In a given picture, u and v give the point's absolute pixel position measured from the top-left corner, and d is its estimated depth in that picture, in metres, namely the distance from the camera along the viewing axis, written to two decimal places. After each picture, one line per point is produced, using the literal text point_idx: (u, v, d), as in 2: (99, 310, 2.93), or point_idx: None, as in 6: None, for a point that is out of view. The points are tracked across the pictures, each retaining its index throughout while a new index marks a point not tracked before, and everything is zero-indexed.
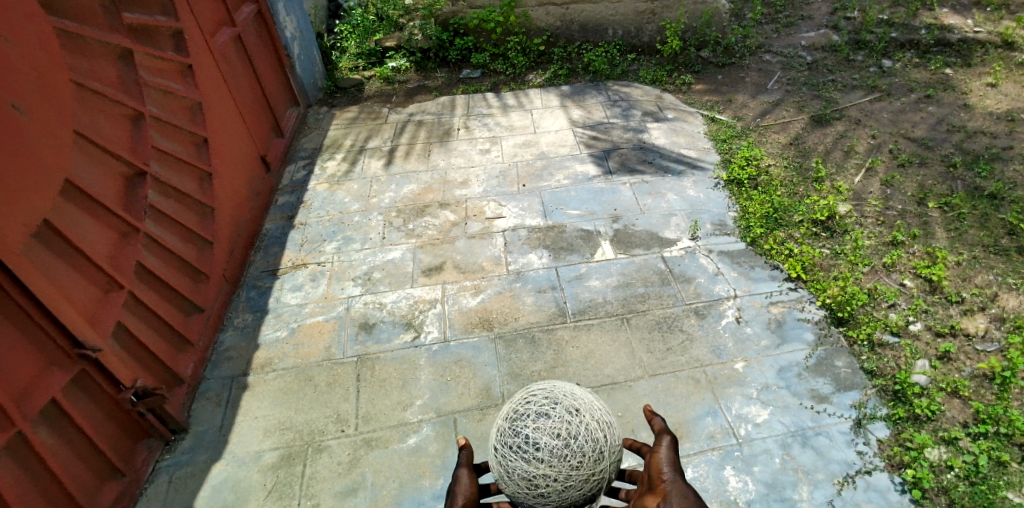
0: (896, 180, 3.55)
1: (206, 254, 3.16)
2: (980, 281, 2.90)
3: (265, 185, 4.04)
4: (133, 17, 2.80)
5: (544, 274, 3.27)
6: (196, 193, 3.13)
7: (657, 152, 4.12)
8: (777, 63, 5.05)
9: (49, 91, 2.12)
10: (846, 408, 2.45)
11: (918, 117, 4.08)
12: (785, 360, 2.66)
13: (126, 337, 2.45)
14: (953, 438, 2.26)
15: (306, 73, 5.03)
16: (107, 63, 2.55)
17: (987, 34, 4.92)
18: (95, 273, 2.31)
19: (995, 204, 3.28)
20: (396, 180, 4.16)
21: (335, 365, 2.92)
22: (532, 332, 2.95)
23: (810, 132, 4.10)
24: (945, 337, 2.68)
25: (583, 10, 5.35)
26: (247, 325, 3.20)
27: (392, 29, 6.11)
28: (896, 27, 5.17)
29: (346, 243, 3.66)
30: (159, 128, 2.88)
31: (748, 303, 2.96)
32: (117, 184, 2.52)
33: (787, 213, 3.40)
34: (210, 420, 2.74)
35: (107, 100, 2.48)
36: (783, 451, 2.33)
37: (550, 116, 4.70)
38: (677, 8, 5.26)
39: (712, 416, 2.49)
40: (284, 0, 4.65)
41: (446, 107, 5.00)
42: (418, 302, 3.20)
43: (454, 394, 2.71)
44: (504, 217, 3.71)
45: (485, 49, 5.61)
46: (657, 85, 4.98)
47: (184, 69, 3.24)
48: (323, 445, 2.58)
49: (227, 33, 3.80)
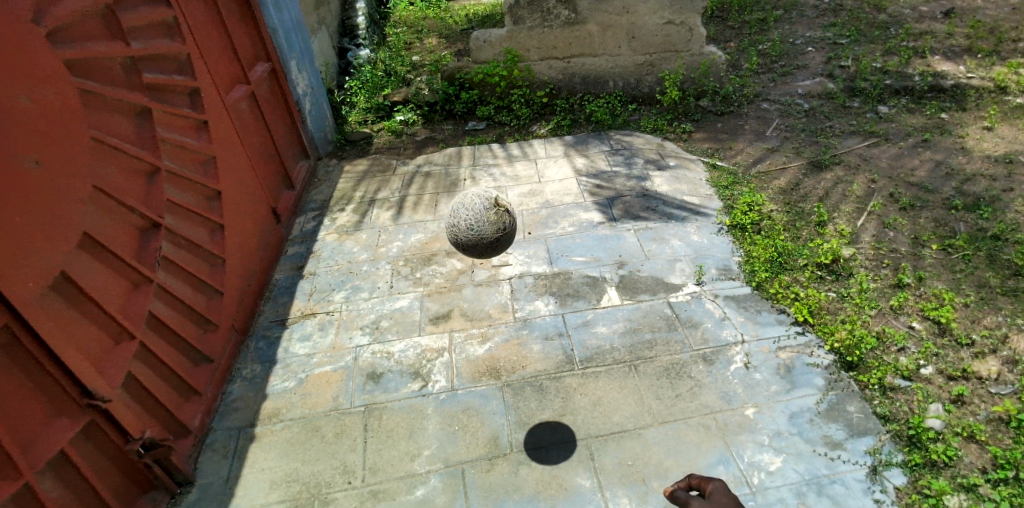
0: (898, 222, 3.59)
1: (214, 303, 3.21)
2: (990, 322, 2.88)
3: (274, 235, 4.13)
4: (151, 77, 2.97)
5: (550, 321, 3.29)
6: (206, 242, 3.22)
7: (660, 199, 4.20)
8: (775, 110, 5.20)
9: (70, 146, 2.24)
10: (860, 455, 2.39)
11: (917, 161, 4.16)
12: (796, 406, 2.63)
13: (133, 385, 2.47)
14: (972, 485, 2.20)
15: (316, 127, 5.23)
16: (125, 120, 2.69)
17: (980, 79, 5.06)
18: (105, 322, 2.36)
19: (999, 245, 3.30)
20: (404, 229, 4.26)
21: (343, 415, 2.92)
22: (540, 380, 2.94)
23: (809, 177, 4.19)
24: (957, 381, 2.65)
25: (584, 63, 5.57)
26: (255, 376, 3.22)
27: (400, 85, 6.36)
28: (890, 74, 5.34)
29: (355, 292, 3.72)
30: (173, 181, 3.00)
31: (756, 347, 2.95)
32: (131, 235, 2.61)
33: (791, 257, 3.43)
34: (216, 472, 2.72)
35: (124, 154, 2.60)
36: (798, 500, 2.27)
37: (554, 166, 4.83)
38: (674, 60, 5.48)
39: (723, 464, 2.44)
40: (296, 60, 4.91)
41: (454, 158, 5.16)
42: (426, 350, 3.21)
43: (461, 444, 2.69)
44: (510, 264, 3.77)
45: (491, 103, 5.84)
46: (658, 134, 5.13)
47: (199, 125, 3.39)
48: (329, 497, 2.54)
49: (241, 90, 3.99)
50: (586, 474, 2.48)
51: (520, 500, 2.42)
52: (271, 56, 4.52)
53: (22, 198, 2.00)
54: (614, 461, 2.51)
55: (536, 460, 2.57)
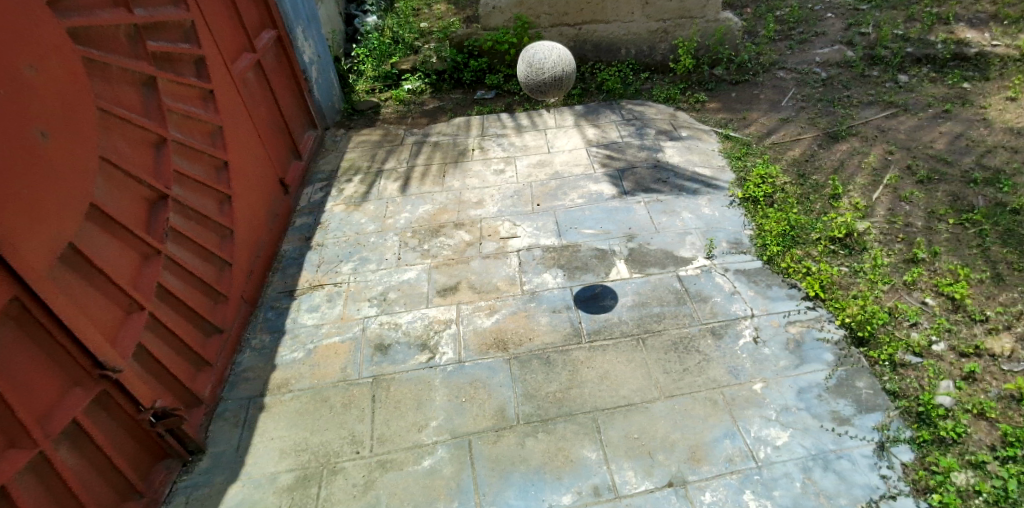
0: (915, 196, 3.51)
1: (224, 274, 3.23)
2: (1005, 299, 2.83)
3: (283, 206, 4.12)
4: (156, 46, 2.91)
5: (558, 294, 3.27)
6: (215, 214, 3.21)
7: (671, 171, 4.13)
8: (791, 79, 5.06)
9: (73, 117, 2.20)
10: (868, 431, 2.39)
11: (937, 132, 4.04)
12: (805, 381, 2.62)
13: (146, 357, 2.50)
14: (980, 462, 2.20)
15: (323, 96, 5.15)
16: (131, 90, 2.65)
17: (1005, 48, 4.87)
18: (117, 294, 2.37)
19: (1019, 219, 3.22)
20: (412, 201, 4.22)
21: (351, 386, 2.95)
22: (548, 353, 2.95)
23: (825, 148, 4.08)
24: (970, 358, 2.62)
25: (595, 31, 5.41)
26: (264, 346, 3.25)
27: (408, 53, 6.23)
28: (912, 42, 5.15)
29: (363, 264, 3.71)
30: (180, 152, 2.97)
31: (765, 322, 2.93)
32: (139, 207, 2.59)
33: (804, 231, 3.38)
34: (228, 441, 2.77)
35: (130, 125, 2.56)
36: (804, 475, 2.28)
37: (564, 136, 4.75)
38: (689, 27, 5.30)
39: (730, 438, 2.45)
40: (302, 27, 4.79)
41: (461, 128, 5.08)
42: (433, 322, 3.22)
43: (469, 415, 2.71)
44: (518, 236, 3.73)
45: (499, 71, 5.71)
46: (670, 104, 5.01)
47: (205, 95, 3.34)
48: (338, 467, 2.59)
49: (247, 58, 3.92)
50: (592, 446, 2.50)
51: (526, 471, 2.46)
52: (277, 22, 4.42)
53: (24, 170, 1.96)
54: (620, 434, 2.53)
55: (543, 432, 2.59)
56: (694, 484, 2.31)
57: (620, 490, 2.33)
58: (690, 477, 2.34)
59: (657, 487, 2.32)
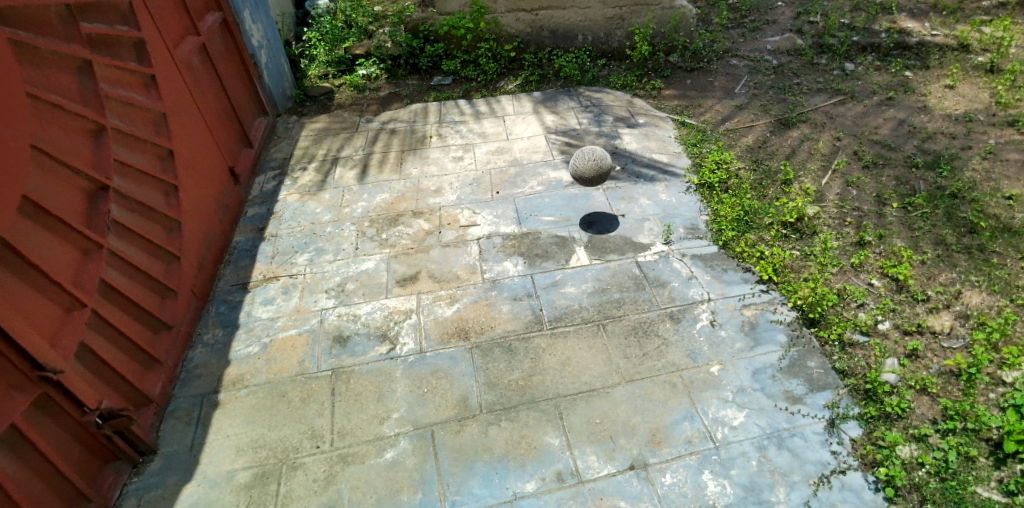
0: (861, 181, 3.64)
1: (173, 269, 3.05)
2: (944, 279, 2.97)
3: (234, 196, 3.93)
4: (92, 27, 2.69)
5: (519, 282, 3.25)
6: (162, 206, 3.02)
7: (629, 157, 4.15)
8: (744, 67, 5.15)
9: (10, 103, 2.05)
10: (819, 409, 2.48)
11: (881, 119, 4.19)
12: (759, 362, 2.69)
13: (91, 358, 2.34)
14: (923, 435, 2.30)
15: (274, 82, 4.92)
16: (66, 74, 2.45)
17: (943, 37, 5.09)
18: (56, 293, 2.20)
19: (957, 203, 3.38)
20: (368, 189, 4.10)
21: (309, 380, 2.85)
22: (508, 341, 2.92)
23: (777, 135, 4.18)
24: (912, 336, 2.74)
25: (553, 16, 5.37)
26: (216, 341, 3.10)
27: (362, 37, 6.03)
28: (857, 31, 5.32)
29: (318, 254, 3.59)
30: (121, 140, 2.77)
31: (721, 306, 2.99)
32: (78, 199, 2.41)
33: (757, 215, 3.45)
34: (180, 440, 2.64)
35: (66, 112, 2.37)
36: (760, 454, 2.34)
37: (523, 122, 4.70)
38: (645, 14, 5.32)
39: (689, 420, 2.49)
40: (250, 9, 4.55)
41: (419, 115, 4.96)
42: (392, 313, 3.14)
43: (430, 407, 2.66)
44: (478, 225, 3.68)
45: (457, 56, 5.60)
46: (628, 90, 5.03)
47: (147, 80, 3.13)
48: (297, 463, 2.50)
49: (192, 42, 3.70)
50: (555, 433, 2.50)
51: (490, 460, 2.43)
52: (223, 4, 4.18)
53: None
54: (582, 420, 2.54)
55: (505, 421, 2.57)
56: (655, 466, 2.35)
57: (583, 475, 2.34)
58: (652, 459, 2.37)
59: (620, 471, 2.34)
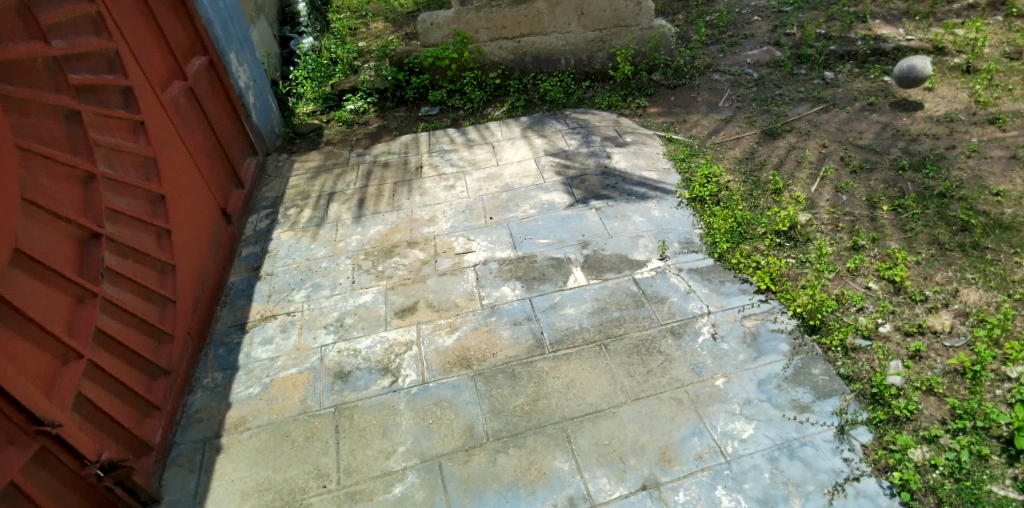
0: (850, 186, 3.69)
1: (168, 313, 3.03)
2: (941, 278, 2.99)
3: (226, 236, 3.93)
4: (78, 77, 2.72)
5: (518, 306, 3.25)
6: (154, 250, 3.02)
7: (619, 176, 4.19)
8: (726, 81, 5.26)
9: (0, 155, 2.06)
10: (828, 416, 2.46)
11: (865, 125, 4.27)
12: (764, 373, 2.68)
13: (88, 407, 2.31)
14: (934, 437, 2.29)
15: (263, 121, 4.97)
16: (53, 124, 2.46)
17: (918, 41, 5.22)
18: (50, 342, 2.17)
19: (946, 202, 3.42)
20: (363, 223, 4.12)
21: (312, 418, 2.82)
22: (512, 367, 2.91)
23: (763, 145, 4.25)
24: (914, 336, 2.75)
25: (535, 42, 5.50)
26: (216, 385, 3.07)
27: (349, 73, 6.12)
28: (834, 40, 5.45)
29: (316, 290, 3.58)
30: (111, 187, 2.78)
31: (722, 318, 2.99)
32: (69, 247, 2.40)
33: (750, 226, 3.48)
34: (183, 488, 2.59)
35: (56, 161, 2.38)
36: (772, 465, 2.32)
37: (512, 148, 4.75)
38: (625, 35, 5.45)
39: (698, 435, 2.47)
40: (236, 51, 4.62)
41: (410, 146, 5.02)
42: (393, 345, 3.13)
43: (436, 438, 2.63)
44: (473, 251, 3.69)
45: (443, 87, 5.69)
46: (613, 110, 5.11)
47: (135, 125, 3.16)
48: (304, 504, 2.45)
49: (179, 86, 3.75)
50: (564, 457, 2.47)
51: (499, 489, 2.40)
52: (208, 48, 4.25)
53: None
54: (590, 442, 2.51)
55: (513, 448, 2.54)
56: (667, 484, 2.31)
57: (595, 498, 2.31)
58: (663, 478, 2.34)
59: (632, 492, 2.31)
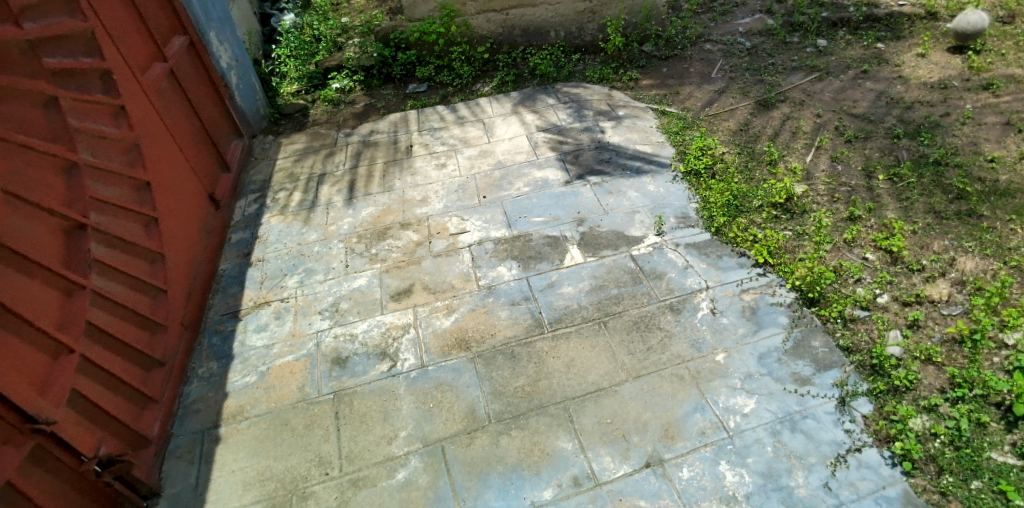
0: (845, 155, 3.67)
1: (160, 303, 2.97)
2: (937, 247, 3.00)
3: (215, 223, 3.85)
4: (55, 61, 2.59)
5: (515, 286, 3.22)
6: (143, 239, 2.94)
7: (613, 151, 4.14)
8: (718, 51, 5.17)
9: None
10: (828, 388, 2.48)
11: (859, 93, 4.23)
12: (764, 347, 2.68)
13: (83, 402, 2.26)
14: (933, 406, 2.32)
15: (246, 102, 4.82)
16: (30, 111, 2.35)
17: (911, 7, 5.16)
18: (41, 339, 2.12)
19: (940, 170, 3.42)
20: (354, 205, 4.04)
21: (311, 405, 2.79)
22: (511, 347, 2.89)
23: (757, 116, 4.20)
24: (912, 306, 2.76)
25: (524, 14, 5.35)
26: (212, 374, 3.03)
27: (332, 50, 5.95)
28: (826, 6, 5.37)
29: (309, 275, 3.52)
30: (95, 175, 2.69)
31: (720, 292, 2.98)
32: (56, 240, 2.32)
33: (746, 199, 3.46)
34: (184, 480, 2.57)
35: (35, 150, 2.28)
36: (774, 439, 2.34)
37: (503, 124, 4.67)
38: (615, 6, 5.34)
39: (700, 411, 2.48)
40: (216, 29, 4.44)
41: (398, 125, 4.91)
42: (390, 329, 3.10)
43: (438, 421, 2.63)
44: (467, 231, 3.64)
45: (430, 63, 5.55)
46: (605, 84, 5.01)
47: (116, 110, 3.04)
48: (308, 492, 2.45)
49: (159, 67, 3.61)
50: (567, 437, 2.47)
51: (503, 471, 2.40)
52: (188, 27, 4.08)
53: None
54: (593, 421, 2.51)
55: (515, 429, 2.54)
56: (671, 461, 2.33)
57: (600, 477, 2.32)
58: (667, 455, 2.35)
59: (636, 470, 2.32)
